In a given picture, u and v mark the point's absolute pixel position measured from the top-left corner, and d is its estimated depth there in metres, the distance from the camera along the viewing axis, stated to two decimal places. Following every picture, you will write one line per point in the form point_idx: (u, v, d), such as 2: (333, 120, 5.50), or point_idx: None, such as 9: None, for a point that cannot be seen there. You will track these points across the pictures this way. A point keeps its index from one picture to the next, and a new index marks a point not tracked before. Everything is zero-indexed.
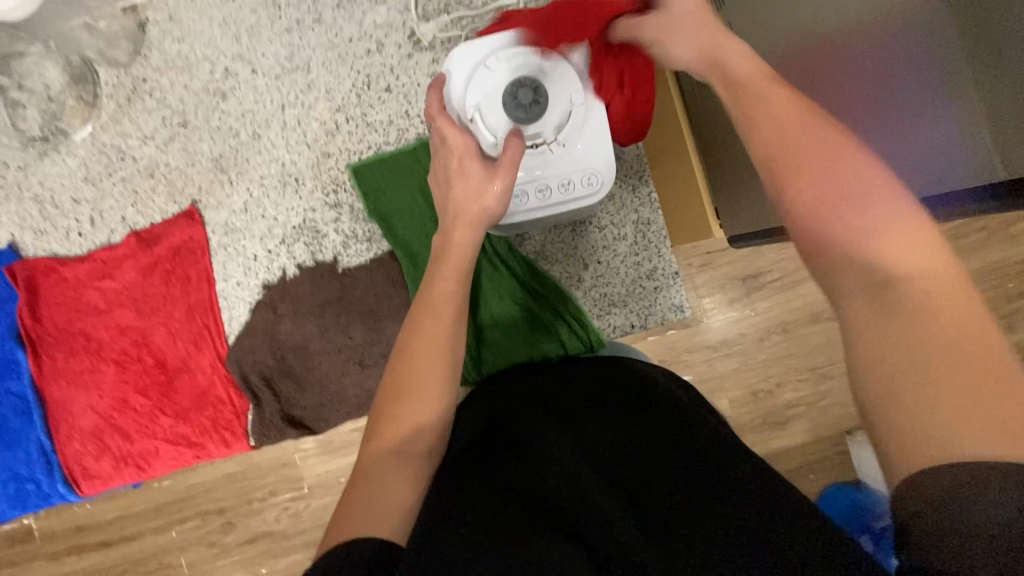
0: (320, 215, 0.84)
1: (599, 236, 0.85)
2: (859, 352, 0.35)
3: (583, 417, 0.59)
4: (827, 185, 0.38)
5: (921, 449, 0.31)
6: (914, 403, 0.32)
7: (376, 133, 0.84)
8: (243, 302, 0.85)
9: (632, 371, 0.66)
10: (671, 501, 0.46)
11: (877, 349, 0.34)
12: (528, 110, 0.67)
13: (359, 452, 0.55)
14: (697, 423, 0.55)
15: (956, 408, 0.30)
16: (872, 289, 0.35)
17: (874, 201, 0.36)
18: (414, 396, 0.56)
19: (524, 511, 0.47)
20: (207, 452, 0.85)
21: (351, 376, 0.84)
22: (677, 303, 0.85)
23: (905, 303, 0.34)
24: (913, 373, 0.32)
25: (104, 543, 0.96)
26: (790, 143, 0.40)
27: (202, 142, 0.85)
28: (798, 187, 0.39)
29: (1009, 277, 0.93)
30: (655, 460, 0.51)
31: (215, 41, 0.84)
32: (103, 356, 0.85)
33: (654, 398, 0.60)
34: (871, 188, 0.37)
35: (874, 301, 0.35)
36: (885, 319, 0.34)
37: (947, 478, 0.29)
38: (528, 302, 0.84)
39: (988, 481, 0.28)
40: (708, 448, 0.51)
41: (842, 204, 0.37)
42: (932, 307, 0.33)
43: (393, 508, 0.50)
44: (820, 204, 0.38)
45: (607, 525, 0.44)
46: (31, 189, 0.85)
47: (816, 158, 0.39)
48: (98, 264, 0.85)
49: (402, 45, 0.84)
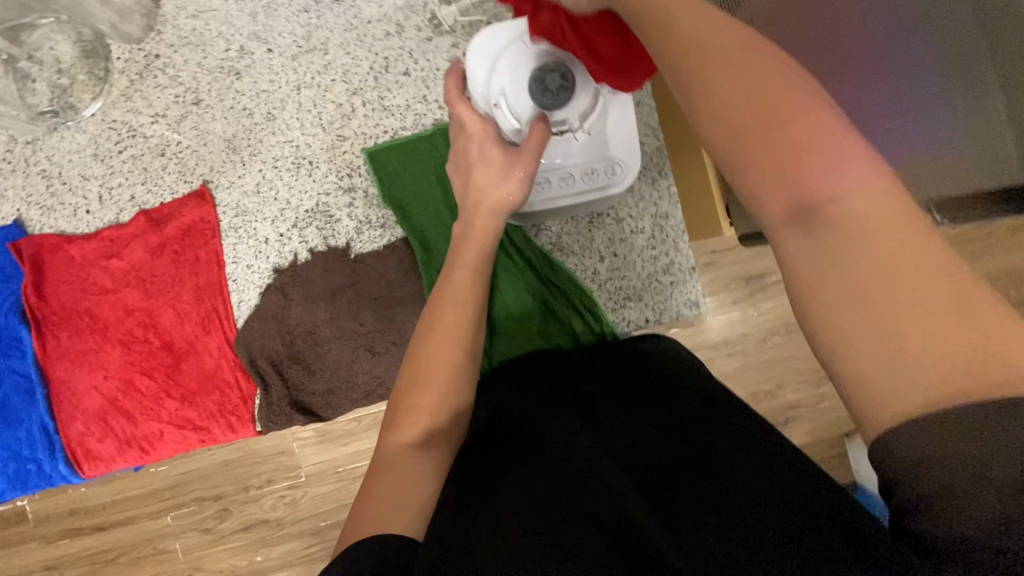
0: (334, 199, 0.83)
1: (616, 229, 0.84)
2: (799, 287, 0.30)
3: (603, 406, 0.57)
4: (750, 104, 0.31)
5: (894, 400, 0.27)
6: (867, 348, 0.28)
7: (393, 117, 0.83)
8: (253, 286, 0.84)
9: (641, 354, 0.64)
10: (695, 489, 0.44)
11: (834, 285, 0.29)
12: (556, 95, 0.65)
13: (379, 440, 0.55)
14: (724, 404, 0.52)
15: (918, 348, 0.27)
16: (808, 220, 0.29)
17: (808, 110, 0.30)
18: (434, 385, 0.56)
19: (536, 496, 0.47)
20: (212, 437, 0.84)
21: (361, 364, 0.83)
22: (693, 299, 0.84)
23: (847, 229, 0.28)
24: (868, 310, 0.28)
25: (97, 527, 0.95)
26: (711, 63, 0.33)
27: (214, 121, 0.83)
28: (721, 113, 0.32)
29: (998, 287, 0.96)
30: (683, 445, 0.48)
31: (231, 18, 0.83)
32: (108, 336, 0.84)
33: (683, 385, 0.57)
34: (801, 107, 0.30)
35: (814, 231, 0.29)
36: (836, 252, 0.29)
37: (922, 430, 0.27)
38: (542, 293, 0.84)
39: (963, 433, 0.26)
40: (731, 424, 0.49)
41: (770, 126, 0.30)
42: (883, 228, 0.28)
43: (411, 498, 0.49)
44: (743, 128, 0.31)
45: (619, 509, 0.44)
46: (38, 164, 0.83)
47: (742, 77, 0.32)
48: (106, 243, 0.84)
49: (422, 29, 0.82)
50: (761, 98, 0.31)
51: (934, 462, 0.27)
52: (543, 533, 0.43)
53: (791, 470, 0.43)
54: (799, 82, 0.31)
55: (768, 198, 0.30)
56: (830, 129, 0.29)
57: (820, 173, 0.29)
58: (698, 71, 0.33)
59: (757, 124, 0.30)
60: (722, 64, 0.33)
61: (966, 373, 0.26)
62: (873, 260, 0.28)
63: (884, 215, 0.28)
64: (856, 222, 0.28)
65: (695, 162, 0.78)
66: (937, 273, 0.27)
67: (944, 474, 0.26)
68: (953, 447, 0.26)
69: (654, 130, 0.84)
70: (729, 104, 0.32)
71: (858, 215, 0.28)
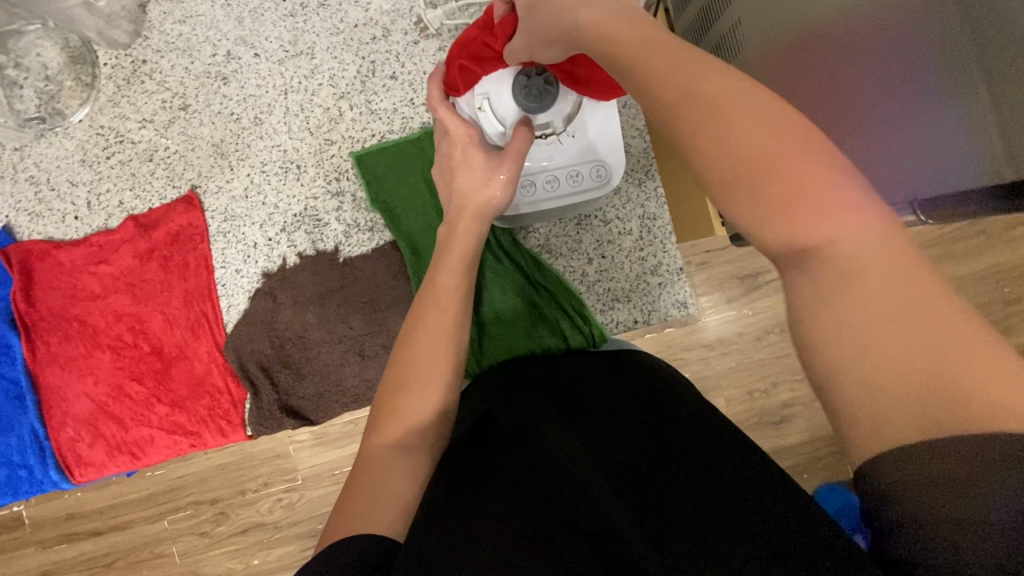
0: (322, 203, 0.83)
1: (604, 230, 0.84)
2: (796, 322, 0.31)
3: (589, 414, 0.57)
4: (736, 149, 0.31)
5: (883, 439, 0.28)
6: (863, 386, 0.28)
7: (380, 121, 0.83)
8: (242, 290, 0.84)
9: (631, 364, 0.66)
10: (676, 497, 0.46)
11: (830, 323, 0.29)
12: (540, 98, 0.64)
13: (363, 444, 0.55)
14: (714, 419, 0.53)
15: (908, 391, 0.27)
16: (804, 261, 0.30)
17: (794, 152, 0.30)
18: (418, 387, 0.56)
19: (522, 498, 0.47)
20: (203, 441, 0.84)
21: (351, 366, 0.83)
22: (681, 300, 0.84)
23: (837, 271, 0.29)
24: (858, 350, 0.28)
25: (94, 532, 0.95)
26: (693, 100, 0.32)
27: (202, 126, 0.83)
28: (707, 155, 0.32)
29: (993, 282, 0.96)
30: (668, 453, 0.50)
31: (218, 23, 0.83)
32: (98, 342, 0.84)
33: (675, 399, 0.57)
34: (786, 151, 0.30)
35: (810, 271, 0.30)
36: (830, 291, 0.29)
37: (911, 471, 0.27)
38: (531, 295, 0.84)
39: (953, 468, 0.26)
40: (720, 433, 0.51)
41: (758, 170, 0.30)
42: (879, 272, 0.28)
43: (393, 500, 0.49)
44: (728, 171, 0.31)
45: (607, 521, 0.44)
46: (26, 170, 0.83)
47: (728, 119, 0.31)
48: (94, 249, 0.84)
49: (409, 32, 0.82)
50: (745, 139, 0.31)
51: (929, 486, 0.26)
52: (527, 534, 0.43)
53: (767, 481, 0.44)
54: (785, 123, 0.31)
55: (763, 239, 0.31)
56: (827, 175, 0.30)
57: (812, 216, 0.29)
58: (676, 108, 0.33)
59: (745, 164, 0.31)
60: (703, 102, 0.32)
61: (956, 420, 0.26)
62: (867, 298, 0.28)
63: (879, 255, 0.29)
64: (849, 266, 0.29)
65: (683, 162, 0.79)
66: (929, 311, 0.27)
67: (942, 498, 0.26)
68: (946, 477, 0.26)
69: (641, 131, 0.84)
70: (713, 145, 0.31)
71: (850, 259, 0.29)
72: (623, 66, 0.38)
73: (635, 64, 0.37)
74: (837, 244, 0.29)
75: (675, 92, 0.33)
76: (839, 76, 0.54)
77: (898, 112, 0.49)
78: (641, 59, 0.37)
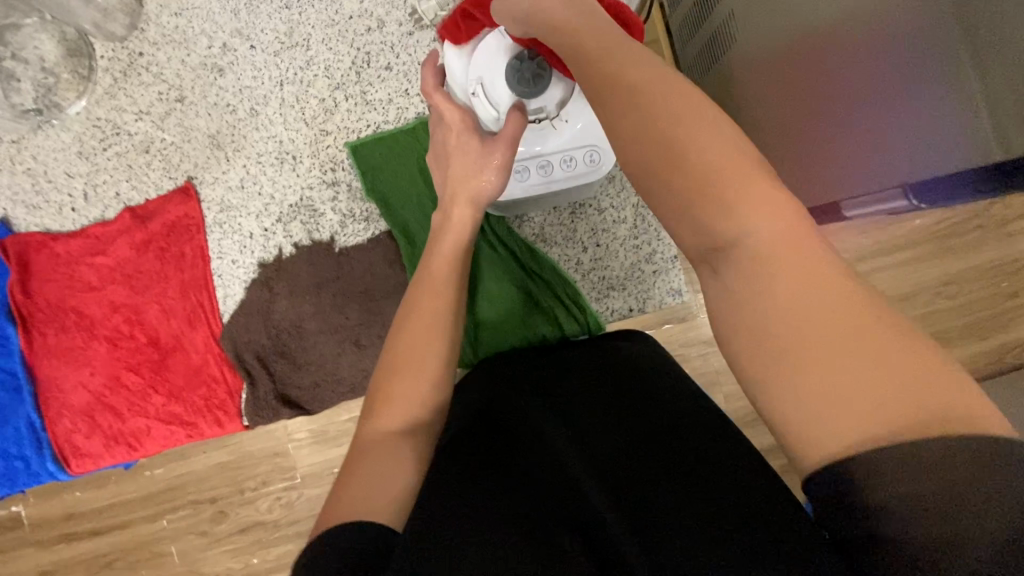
0: (317, 193, 0.83)
1: (599, 219, 0.84)
2: (727, 325, 0.31)
3: (579, 403, 0.59)
4: (655, 143, 0.31)
5: (824, 436, 0.28)
6: (790, 386, 0.28)
7: (375, 111, 0.84)
8: (238, 281, 0.84)
9: (612, 350, 0.66)
10: (664, 483, 0.47)
11: (753, 324, 0.30)
12: (533, 83, 0.63)
13: (359, 428, 0.55)
14: (699, 413, 0.55)
15: (843, 390, 0.27)
16: (721, 260, 0.30)
17: (706, 150, 0.30)
18: (412, 369, 0.56)
19: (517, 495, 0.48)
20: (200, 432, 0.84)
21: (348, 357, 0.83)
22: (676, 288, 0.84)
23: (763, 272, 0.29)
24: (792, 351, 0.28)
25: (93, 531, 0.95)
26: (622, 96, 0.32)
27: (198, 118, 0.84)
28: (628, 153, 0.32)
29: (993, 277, 0.96)
30: (656, 443, 0.51)
31: (214, 16, 0.83)
32: (94, 333, 0.84)
33: (659, 386, 0.59)
34: (702, 148, 0.30)
35: (723, 272, 0.31)
36: (748, 292, 0.30)
37: (882, 472, 0.26)
38: (526, 284, 0.84)
39: (932, 470, 0.26)
40: (706, 428, 0.53)
41: (676, 165, 0.30)
42: (805, 272, 0.29)
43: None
44: (657, 167, 0.31)
45: (593, 510, 0.45)
46: (24, 163, 0.84)
47: (646, 116, 0.31)
48: (91, 240, 0.84)
49: (403, 23, 0.83)
50: (663, 135, 0.31)
51: (920, 485, 0.26)
52: (521, 530, 0.44)
53: (743, 480, 0.47)
54: (704, 118, 0.31)
55: (681, 239, 0.32)
56: (740, 174, 0.30)
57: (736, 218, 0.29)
58: (611, 98, 0.33)
59: (662, 161, 0.31)
60: (634, 95, 0.32)
61: (894, 415, 0.26)
62: (790, 300, 0.29)
63: (796, 255, 0.29)
64: (777, 270, 0.29)
65: None
66: (855, 314, 0.28)
67: (936, 505, 0.26)
68: (939, 483, 0.26)
69: None
70: (641, 139, 0.31)
71: (776, 260, 0.29)
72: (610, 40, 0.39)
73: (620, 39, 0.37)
74: (754, 243, 0.29)
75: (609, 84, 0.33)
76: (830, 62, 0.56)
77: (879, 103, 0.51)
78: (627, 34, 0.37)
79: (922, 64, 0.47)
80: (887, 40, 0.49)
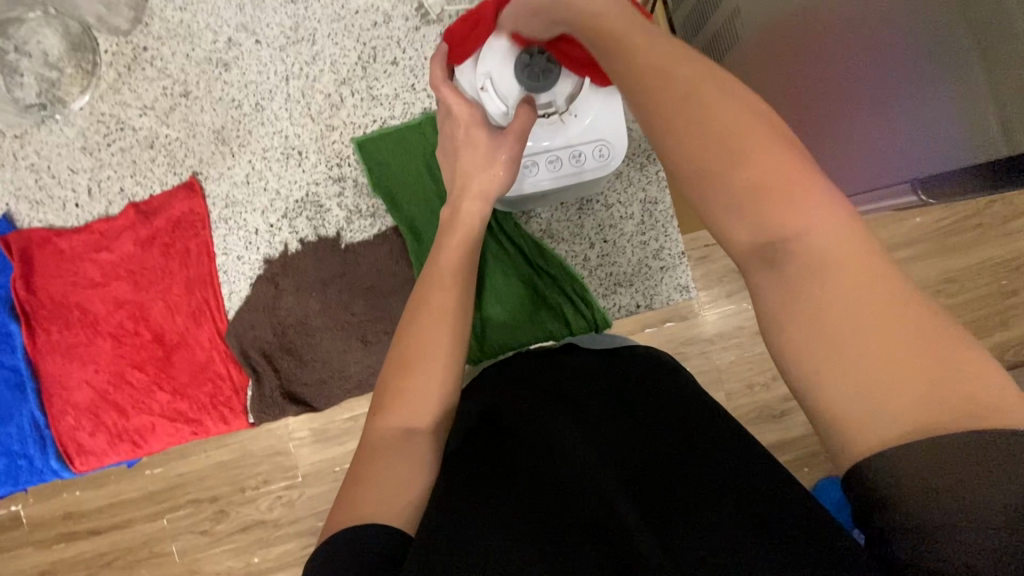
0: (323, 189, 0.83)
1: (606, 215, 0.84)
2: (773, 322, 0.32)
3: (588, 402, 0.59)
4: (708, 137, 0.32)
5: (876, 430, 0.28)
6: (841, 379, 0.29)
7: (381, 107, 0.83)
8: (244, 277, 0.84)
9: (623, 355, 0.67)
10: (673, 483, 0.47)
11: (806, 317, 0.30)
12: (541, 78, 0.64)
13: (369, 424, 0.55)
14: (704, 412, 0.56)
15: (886, 386, 0.28)
16: (773, 255, 0.31)
17: (765, 147, 0.31)
18: (423, 363, 0.56)
19: (526, 486, 0.48)
20: (204, 429, 0.83)
21: (353, 353, 0.83)
22: (683, 284, 0.84)
23: (819, 267, 0.30)
24: (837, 339, 0.29)
25: (92, 531, 0.94)
26: (670, 89, 0.33)
27: (203, 113, 0.83)
28: (673, 150, 0.33)
29: (992, 274, 0.97)
30: (668, 444, 0.51)
31: (219, 10, 0.83)
32: (99, 330, 0.84)
33: (668, 391, 0.59)
34: (759, 143, 0.31)
35: (781, 268, 0.31)
36: (801, 286, 0.30)
37: (907, 463, 0.27)
38: (533, 280, 0.84)
39: (951, 458, 0.26)
40: (715, 430, 0.52)
41: (735, 157, 0.31)
42: (849, 266, 0.30)
43: (399, 490, 0.49)
44: (708, 159, 0.32)
45: (608, 507, 0.44)
46: (26, 158, 0.83)
47: (700, 111, 0.32)
48: (95, 237, 0.84)
49: (410, 18, 0.83)
50: (718, 130, 0.32)
51: (932, 473, 0.26)
52: (532, 519, 0.45)
53: (749, 469, 0.47)
54: (756, 121, 0.32)
55: (734, 234, 0.32)
56: (794, 170, 0.31)
57: (786, 211, 0.30)
58: (664, 92, 0.33)
59: (716, 155, 0.31)
60: (690, 91, 0.33)
61: (933, 405, 0.27)
62: (844, 295, 0.29)
63: (848, 252, 0.30)
64: (824, 263, 0.30)
65: None
66: (904, 309, 0.28)
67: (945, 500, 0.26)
68: (948, 469, 0.26)
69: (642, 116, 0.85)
70: (692, 132, 0.32)
71: (833, 264, 0.30)
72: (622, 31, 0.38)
73: (637, 33, 0.37)
74: (808, 238, 0.30)
75: (653, 82, 0.34)
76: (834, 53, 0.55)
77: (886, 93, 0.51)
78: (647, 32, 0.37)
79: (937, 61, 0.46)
80: (892, 37, 0.49)
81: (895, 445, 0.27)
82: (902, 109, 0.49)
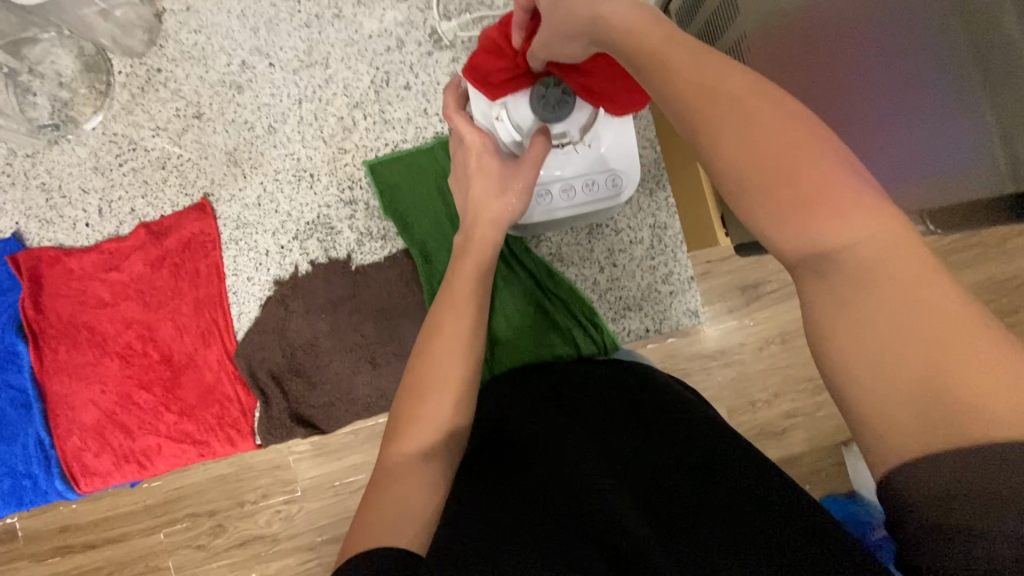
0: (335, 211, 0.83)
1: (616, 239, 0.85)
2: (812, 327, 0.32)
3: (602, 423, 0.57)
4: (757, 149, 0.32)
5: (900, 439, 0.28)
6: (877, 388, 0.29)
7: (394, 130, 0.84)
8: (253, 298, 0.83)
9: (630, 368, 0.67)
10: (680, 496, 0.47)
11: (848, 325, 0.30)
12: (556, 109, 0.64)
13: (383, 453, 0.55)
14: (725, 432, 0.53)
15: (920, 397, 0.27)
16: (819, 264, 0.31)
17: (816, 158, 0.31)
18: (437, 393, 0.56)
19: (546, 516, 0.48)
20: (211, 450, 0.83)
21: (362, 375, 0.83)
22: (692, 309, 0.85)
23: (860, 276, 0.30)
24: (863, 345, 0.29)
25: (89, 544, 0.93)
26: (719, 104, 0.33)
27: (216, 134, 0.84)
28: (723, 161, 0.33)
29: (991, 292, 0.97)
30: (681, 458, 0.50)
31: (233, 33, 0.84)
32: (107, 350, 0.83)
33: (677, 406, 0.57)
34: (812, 153, 0.31)
35: (826, 277, 0.31)
36: (844, 295, 0.30)
37: (931, 481, 0.27)
38: (542, 302, 0.85)
39: (975, 475, 0.26)
40: (715, 440, 0.51)
41: (782, 168, 0.31)
42: (891, 277, 0.29)
43: (414, 513, 0.48)
44: (736, 183, 0.33)
45: (630, 534, 0.43)
46: (37, 177, 0.83)
47: (751, 123, 0.32)
48: (105, 256, 0.84)
49: (423, 43, 0.83)
50: (767, 141, 0.31)
51: (951, 494, 0.26)
52: (542, 544, 0.45)
53: (776, 490, 0.45)
54: (810, 130, 0.32)
55: (780, 243, 0.32)
56: (840, 179, 0.30)
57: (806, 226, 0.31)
58: (699, 112, 0.34)
59: (765, 167, 0.31)
60: (723, 109, 0.33)
61: (965, 420, 0.26)
62: (883, 305, 0.29)
63: (890, 263, 0.29)
64: (850, 271, 0.30)
65: (695, 188, 0.79)
66: (950, 318, 0.27)
67: (959, 513, 0.26)
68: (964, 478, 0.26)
69: (651, 142, 0.86)
70: (741, 145, 0.32)
71: (877, 273, 0.29)
72: (645, 69, 0.38)
73: (658, 70, 0.37)
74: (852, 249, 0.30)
75: (703, 98, 0.34)
76: (838, 75, 0.55)
77: (893, 117, 0.50)
78: (676, 62, 0.36)
79: (946, 89, 0.45)
80: (903, 68, 0.48)
81: (915, 455, 0.27)
82: (912, 137, 0.49)
